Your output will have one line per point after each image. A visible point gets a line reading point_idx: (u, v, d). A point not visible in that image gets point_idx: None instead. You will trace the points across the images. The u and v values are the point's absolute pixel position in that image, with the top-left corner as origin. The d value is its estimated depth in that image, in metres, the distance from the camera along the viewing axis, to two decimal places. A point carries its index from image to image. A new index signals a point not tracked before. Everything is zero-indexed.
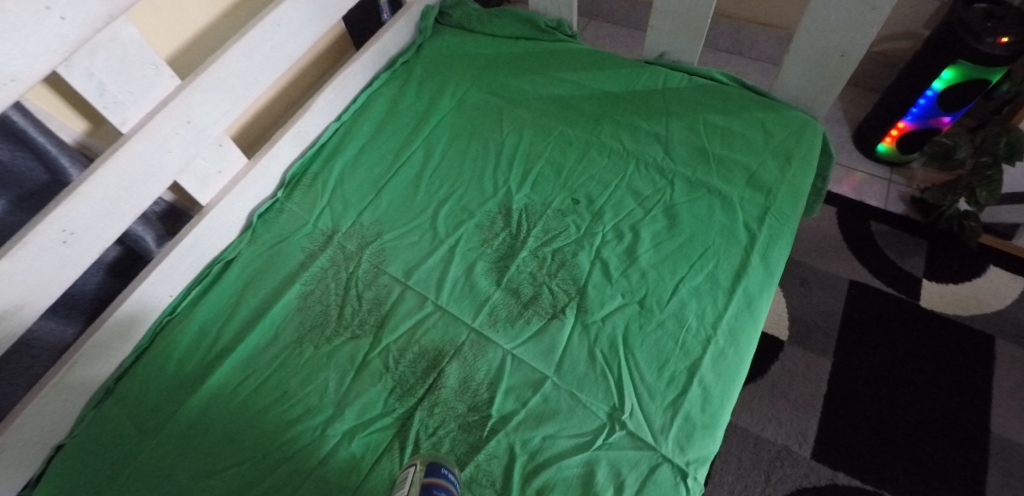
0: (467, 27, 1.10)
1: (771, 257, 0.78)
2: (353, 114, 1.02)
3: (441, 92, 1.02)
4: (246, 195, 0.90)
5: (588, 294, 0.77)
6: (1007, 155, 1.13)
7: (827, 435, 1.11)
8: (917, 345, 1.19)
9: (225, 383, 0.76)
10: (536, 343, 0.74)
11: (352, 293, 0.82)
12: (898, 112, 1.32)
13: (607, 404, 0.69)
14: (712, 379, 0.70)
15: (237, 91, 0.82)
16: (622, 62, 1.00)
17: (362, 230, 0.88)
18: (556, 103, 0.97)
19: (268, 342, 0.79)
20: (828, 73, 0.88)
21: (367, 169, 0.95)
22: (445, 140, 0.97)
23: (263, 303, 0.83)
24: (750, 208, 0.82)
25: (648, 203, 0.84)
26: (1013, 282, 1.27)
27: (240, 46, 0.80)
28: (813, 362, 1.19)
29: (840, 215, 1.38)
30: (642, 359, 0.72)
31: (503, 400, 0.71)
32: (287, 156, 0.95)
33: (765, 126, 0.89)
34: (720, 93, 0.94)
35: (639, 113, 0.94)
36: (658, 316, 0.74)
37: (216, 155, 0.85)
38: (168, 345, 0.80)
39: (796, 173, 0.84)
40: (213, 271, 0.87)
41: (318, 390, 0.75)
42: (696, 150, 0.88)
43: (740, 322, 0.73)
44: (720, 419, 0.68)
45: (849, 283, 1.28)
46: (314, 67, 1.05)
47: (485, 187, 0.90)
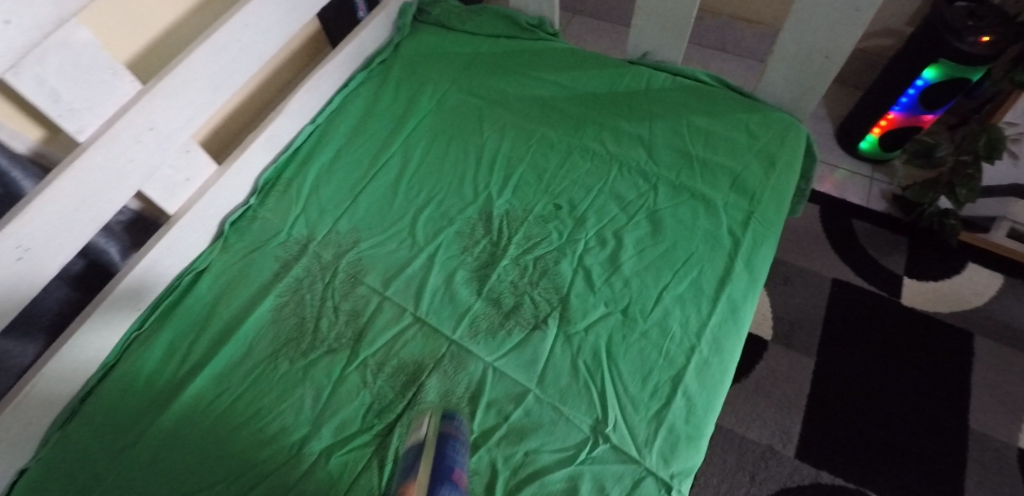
0: (447, 23, 1.07)
1: (755, 263, 0.77)
2: (329, 115, 0.98)
3: (419, 93, 0.99)
4: (216, 202, 0.87)
5: (571, 303, 0.75)
6: (986, 153, 1.14)
7: (810, 434, 1.11)
8: (898, 343, 1.20)
9: (198, 400, 0.74)
10: (517, 355, 0.72)
11: (329, 305, 0.79)
12: (880, 109, 1.32)
13: (590, 417, 0.68)
14: (696, 389, 0.69)
15: (202, 96, 0.79)
16: (605, 63, 0.98)
17: (338, 238, 0.85)
18: (537, 105, 0.95)
19: (241, 357, 0.77)
20: (811, 75, 0.87)
21: (343, 174, 0.92)
22: (424, 143, 0.94)
23: (236, 316, 0.81)
24: (733, 212, 0.81)
25: (631, 208, 0.83)
26: (991, 279, 1.28)
27: (205, 48, 0.76)
28: (796, 361, 1.19)
29: (823, 213, 1.39)
30: (625, 370, 0.70)
31: (484, 414, 0.69)
32: (259, 161, 0.92)
33: (748, 129, 0.88)
34: (704, 94, 0.92)
35: (621, 115, 0.92)
36: (642, 326, 0.73)
37: (182, 163, 0.82)
38: (137, 360, 0.78)
39: (779, 177, 0.84)
40: (184, 282, 0.84)
41: (294, 407, 0.72)
42: (680, 153, 0.87)
43: (724, 330, 0.72)
44: (704, 430, 0.67)
45: (831, 281, 1.28)
46: (287, 67, 1.01)
47: (465, 192, 0.87)
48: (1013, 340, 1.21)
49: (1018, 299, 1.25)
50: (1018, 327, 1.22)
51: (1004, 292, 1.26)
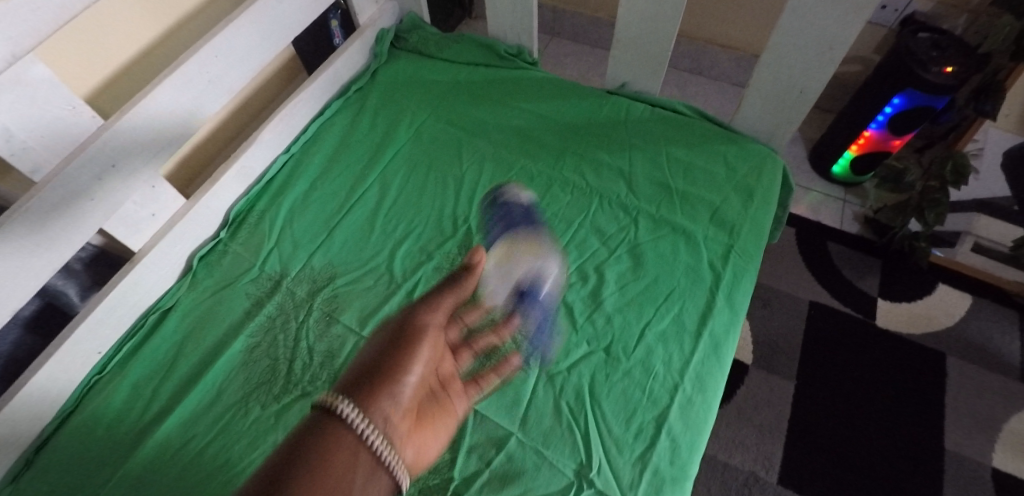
0: (425, 52, 1.05)
1: (736, 298, 0.77)
2: (303, 145, 0.96)
3: (397, 123, 0.98)
4: (184, 237, 0.84)
5: (553, 341, 0.74)
6: (953, 179, 1.18)
7: (792, 459, 1.11)
8: (875, 365, 1.21)
9: (162, 449, 0.70)
10: (498, 396, 0.71)
11: (302, 346, 0.77)
12: (852, 134, 1.35)
13: (575, 461, 0.66)
14: (681, 428, 0.68)
15: (169, 129, 0.76)
16: (584, 93, 0.98)
17: (312, 274, 0.83)
18: (516, 135, 0.94)
19: (209, 402, 0.74)
20: (787, 109, 0.88)
21: (318, 207, 0.89)
22: (402, 175, 0.92)
23: (204, 358, 0.77)
24: (714, 246, 0.81)
25: (612, 242, 0.82)
26: (961, 299, 1.31)
27: (172, 81, 0.73)
28: (776, 386, 1.19)
29: (799, 235, 1.41)
30: (609, 411, 0.69)
31: (465, 460, 0.67)
32: (230, 193, 0.89)
33: (727, 160, 0.89)
34: (682, 125, 0.93)
35: (601, 146, 0.92)
36: (625, 364, 0.72)
37: (147, 199, 0.78)
38: (97, 406, 0.74)
39: (758, 209, 0.84)
40: (148, 322, 0.81)
41: (266, 456, 0.69)
42: (660, 185, 0.87)
43: (707, 367, 0.72)
44: (690, 471, 0.66)
45: (809, 304, 1.30)
46: (259, 95, 0.99)
47: (444, 226, 0.86)
48: (984, 360, 1.23)
49: (987, 319, 1.28)
50: (988, 347, 1.25)
51: (974, 313, 1.29)
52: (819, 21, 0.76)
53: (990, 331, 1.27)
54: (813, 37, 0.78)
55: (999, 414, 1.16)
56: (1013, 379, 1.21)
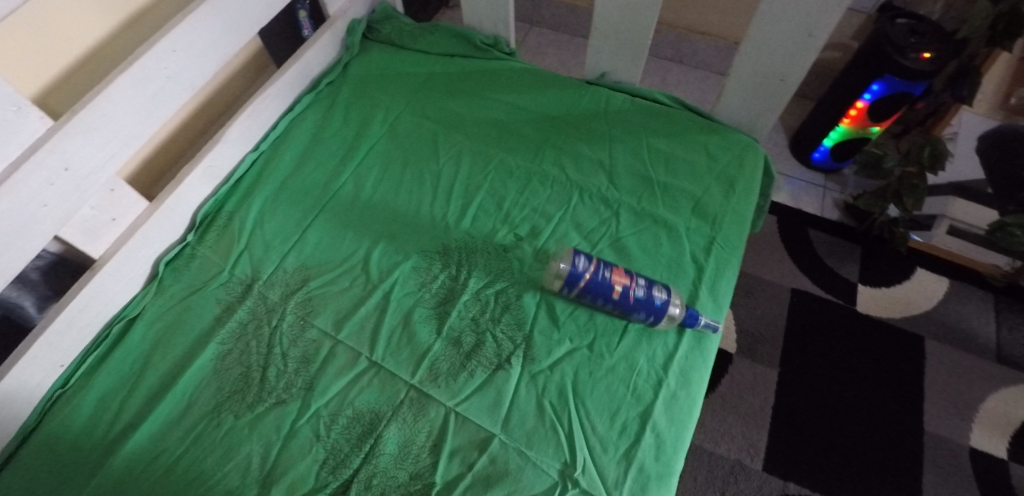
0: (398, 42, 1.01)
1: (719, 290, 0.76)
2: (273, 142, 0.93)
3: (370, 117, 0.94)
4: (148, 242, 0.80)
5: (535, 340, 0.72)
6: (930, 164, 1.18)
7: (776, 446, 1.11)
8: (856, 350, 1.22)
9: (132, 463, 0.68)
10: (480, 397, 0.69)
11: (276, 352, 0.74)
12: (832, 121, 1.35)
13: (559, 461, 0.65)
14: (665, 424, 0.67)
15: (127, 129, 0.72)
16: (563, 83, 0.95)
17: (285, 277, 0.80)
18: (494, 128, 0.92)
19: (180, 414, 0.71)
20: (768, 97, 0.87)
21: (290, 206, 0.86)
22: (376, 171, 0.89)
23: (174, 368, 0.74)
24: (696, 238, 0.80)
25: (594, 236, 0.80)
26: (938, 283, 1.32)
27: (127, 77, 0.70)
28: (760, 374, 1.19)
29: (780, 223, 1.41)
30: (593, 408, 0.68)
31: (447, 464, 0.66)
32: (196, 194, 0.85)
33: (708, 150, 0.87)
34: (663, 115, 0.91)
35: (581, 138, 0.90)
36: (608, 361, 0.71)
37: (105, 202, 0.75)
38: (62, 421, 0.71)
39: (739, 199, 0.83)
40: (114, 332, 0.77)
41: (240, 467, 0.67)
42: (641, 177, 0.85)
43: (691, 361, 0.71)
44: (675, 467, 0.65)
45: (791, 292, 1.30)
46: (225, 91, 0.95)
47: (421, 223, 0.83)
48: (961, 343, 1.25)
49: (964, 302, 1.30)
50: (965, 329, 1.26)
51: (951, 296, 1.31)
52: (799, 7, 0.74)
53: (967, 313, 1.28)
54: (793, 24, 0.77)
55: (976, 395, 1.18)
56: (989, 360, 1.23)
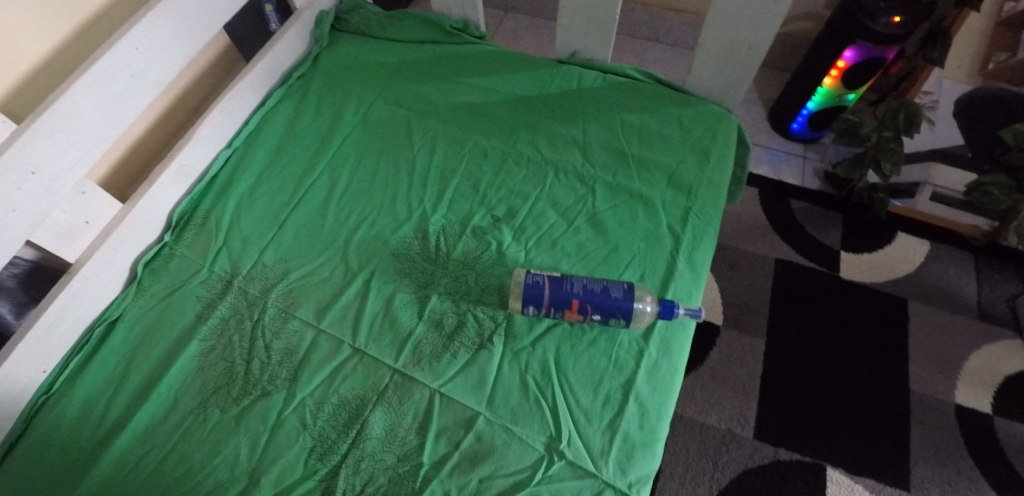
0: (367, 32, 1.01)
1: (697, 259, 0.76)
2: (246, 138, 0.92)
3: (343, 108, 0.94)
4: (125, 243, 0.80)
5: (516, 318, 0.73)
6: (906, 128, 1.19)
7: (766, 413, 1.12)
8: (840, 316, 1.24)
9: (120, 463, 0.68)
10: (464, 377, 0.69)
11: (259, 345, 0.74)
12: (807, 91, 1.36)
13: (544, 435, 0.66)
14: (648, 392, 0.68)
15: (94, 131, 0.72)
16: (534, 64, 0.95)
17: (264, 271, 0.80)
18: (467, 112, 0.92)
19: (166, 412, 0.71)
20: (738, 66, 0.87)
21: (266, 200, 0.86)
22: (352, 161, 0.89)
23: (157, 367, 0.74)
24: (672, 209, 0.80)
25: (570, 213, 0.81)
26: (919, 245, 1.34)
27: (89, 78, 0.69)
28: (747, 344, 1.20)
29: (761, 195, 1.42)
30: (576, 381, 0.68)
31: (434, 445, 0.66)
32: (171, 193, 0.85)
33: (681, 122, 0.88)
34: (635, 90, 0.92)
35: (554, 117, 0.90)
36: (589, 334, 0.71)
37: (77, 205, 0.75)
38: (48, 426, 0.71)
39: (714, 169, 0.84)
40: (95, 335, 0.77)
41: (228, 461, 0.67)
42: (615, 152, 0.86)
43: (671, 330, 0.71)
44: (659, 434, 0.66)
45: (775, 262, 1.31)
46: (195, 90, 0.94)
47: (398, 210, 0.83)
48: (944, 303, 1.26)
49: (945, 263, 1.31)
50: (947, 290, 1.28)
51: (932, 258, 1.32)
52: None
53: (948, 274, 1.30)
54: None
55: (959, 353, 1.20)
56: (971, 318, 1.25)
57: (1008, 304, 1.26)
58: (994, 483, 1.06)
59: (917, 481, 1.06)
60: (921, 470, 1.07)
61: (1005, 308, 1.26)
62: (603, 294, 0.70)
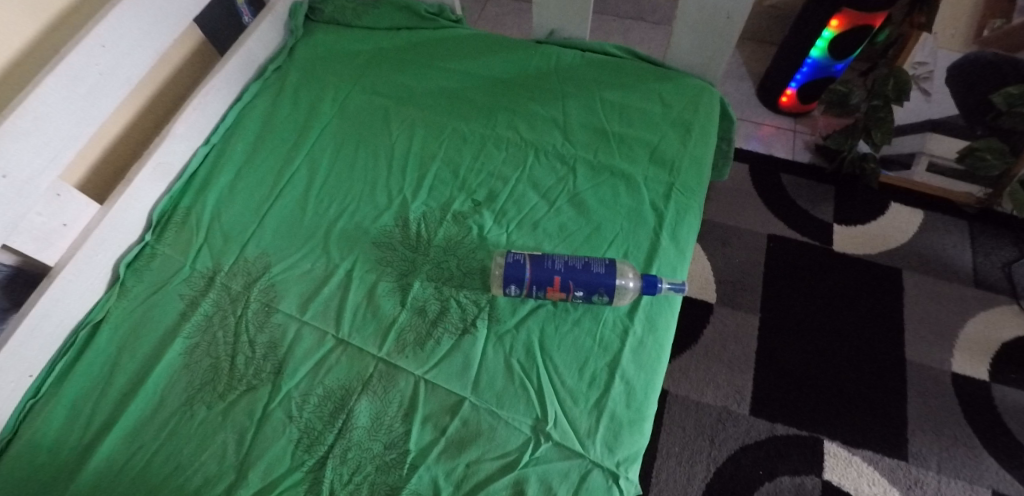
0: (343, 21, 1.00)
1: (681, 235, 0.76)
2: (224, 134, 0.91)
3: (320, 98, 0.93)
4: (105, 244, 0.79)
5: (499, 302, 0.72)
6: (896, 96, 1.18)
7: (762, 390, 1.12)
8: (834, 289, 1.23)
9: (110, 463, 0.68)
10: (448, 363, 0.69)
11: (243, 340, 0.74)
12: (795, 64, 1.34)
13: (531, 417, 0.65)
14: (634, 371, 0.67)
15: (65, 131, 0.71)
16: (511, 46, 0.94)
17: (247, 265, 0.79)
18: (445, 97, 0.91)
19: (153, 410, 0.71)
20: (717, 37, 0.86)
21: (246, 195, 0.86)
22: (330, 152, 0.88)
23: (143, 367, 0.74)
24: (655, 186, 0.79)
25: (551, 194, 0.80)
26: (912, 215, 1.33)
27: (55, 77, 0.69)
28: (741, 321, 1.20)
29: (752, 170, 1.40)
30: (561, 362, 0.68)
31: (420, 431, 0.66)
32: (149, 192, 0.84)
33: (662, 98, 0.87)
34: (614, 67, 0.91)
35: (533, 98, 0.89)
36: (573, 314, 0.71)
37: (53, 208, 0.74)
38: (36, 430, 0.71)
39: (696, 143, 0.83)
40: (80, 338, 0.77)
41: (216, 456, 0.67)
42: (596, 130, 0.85)
43: (656, 307, 0.71)
44: (647, 411, 0.66)
45: (767, 237, 1.30)
46: (170, 88, 0.93)
47: (378, 199, 0.83)
48: (938, 272, 1.25)
49: (940, 232, 1.30)
50: (941, 258, 1.27)
51: (926, 227, 1.31)
52: None
53: (943, 242, 1.29)
54: None
55: (955, 321, 1.19)
56: (967, 286, 1.24)
57: (1003, 270, 1.25)
58: (993, 450, 1.06)
59: (915, 451, 1.06)
60: (919, 439, 1.07)
61: (1001, 274, 1.24)
62: (585, 270, 0.69)
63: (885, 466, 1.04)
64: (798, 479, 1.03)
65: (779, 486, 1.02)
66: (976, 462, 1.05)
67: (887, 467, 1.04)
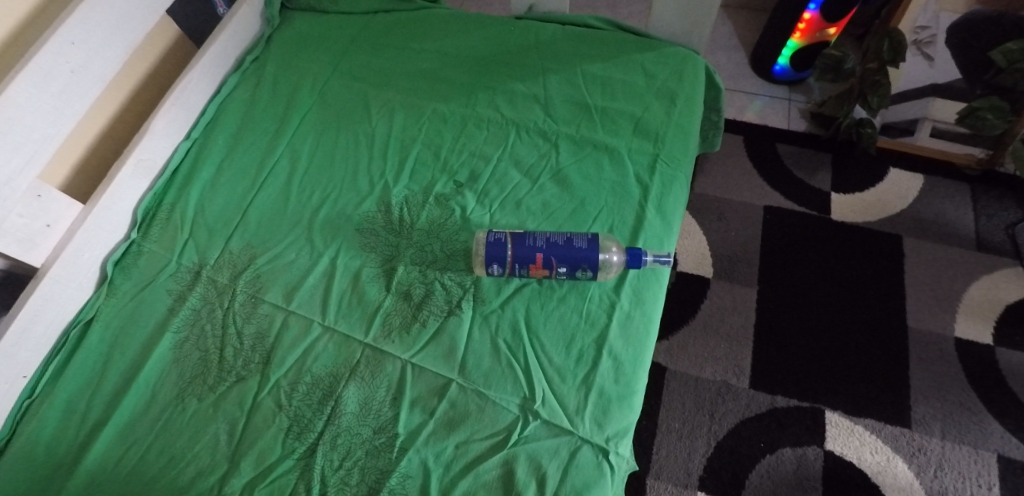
0: (319, 7, 0.99)
1: (667, 206, 0.74)
2: (205, 128, 0.91)
3: (299, 86, 0.93)
4: (90, 243, 0.79)
5: (483, 282, 0.72)
6: (891, 58, 1.17)
7: (762, 363, 1.11)
8: (832, 258, 1.21)
9: (105, 459, 0.67)
10: (434, 346, 0.68)
11: (231, 332, 0.74)
12: (786, 29, 1.31)
13: (518, 396, 0.65)
14: (622, 346, 0.66)
15: (39, 131, 0.71)
16: (489, 25, 0.94)
17: (232, 258, 0.79)
18: (425, 78, 0.91)
19: (145, 405, 0.71)
20: (697, 3, 0.85)
21: (230, 186, 0.85)
22: (312, 139, 0.88)
23: (134, 363, 0.74)
24: (639, 158, 0.78)
25: (534, 171, 0.79)
26: (912, 180, 1.30)
27: (25, 76, 0.68)
28: (739, 294, 1.18)
29: (747, 142, 1.38)
30: (547, 340, 0.67)
31: (408, 415, 0.65)
32: (132, 189, 0.83)
33: (644, 69, 0.86)
34: (593, 40, 0.90)
35: (513, 75, 0.88)
36: (559, 291, 0.70)
37: (35, 209, 0.73)
38: (29, 431, 0.70)
39: (681, 113, 0.82)
40: (72, 337, 0.76)
41: (208, 447, 0.67)
42: (577, 105, 0.84)
43: (643, 281, 0.70)
44: (636, 386, 0.65)
45: (764, 209, 1.28)
46: (146, 85, 0.93)
47: (360, 185, 0.82)
48: (939, 236, 1.23)
49: (941, 196, 1.28)
50: (943, 222, 1.25)
51: (926, 192, 1.28)
52: None
53: (944, 206, 1.26)
54: None
55: (957, 285, 1.18)
56: (970, 250, 1.21)
57: (1007, 232, 1.22)
58: (998, 413, 1.04)
59: (918, 417, 1.04)
60: (923, 406, 1.06)
61: (1004, 236, 1.22)
62: (567, 246, 0.68)
63: (888, 434, 1.03)
64: (800, 450, 1.02)
65: (781, 458, 1.01)
66: (981, 426, 1.03)
67: (890, 435, 1.03)
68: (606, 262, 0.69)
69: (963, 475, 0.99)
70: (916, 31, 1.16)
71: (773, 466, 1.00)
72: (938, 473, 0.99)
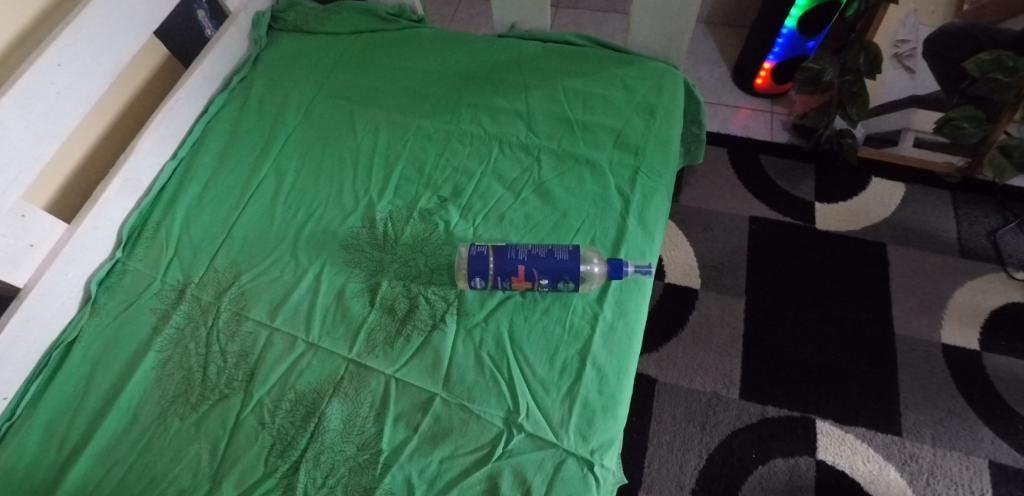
0: (305, 28, 1.02)
1: (648, 217, 0.75)
2: (191, 147, 0.91)
3: (285, 106, 0.94)
4: (74, 263, 0.78)
5: (467, 296, 0.72)
6: (868, 71, 1.19)
7: (751, 373, 1.11)
8: (817, 267, 1.22)
9: (84, 482, 0.66)
10: (418, 360, 0.68)
11: (214, 350, 0.73)
12: (766, 46, 1.34)
13: (502, 409, 0.64)
14: (605, 357, 0.67)
15: (23, 152, 0.71)
16: (471, 44, 0.97)
17: (216, 276, 0.79)
18: (410, 95, 0.92)
19: (127, 426, 0.70)
20: (674, 18, 0.87)
21: (215, 204, 0.85)
22: (297, 157, 0.88)
23: (116, 383, 0.73)
24: (621, 171, 0.79)
25: (516, 185, 0.80)
26: (894, 189, 1.32)
27: (10, 98, 0.69)
28: (726, 305, 1.19)
29: (731, 154, 1.40)
30: (531, 353, 0.67)
31: (392, 431, 0.65)
32: (118, 209, 0.83)
33: (624, 84, 0.87)
34: (574, 56, 0.92)
35: (496, 91, 0.90)
36: (542, 303, 0.70)
37: (18, 229, 0.72)
38: (8, 455, 0.69)
39: (661, 126, 0.83)
40: (53, 358, 0.75)
41: (190, 467, 0.66)
42: (559, 119, 0.85)
43: (626, 292, 0.70)
44: (620, 397, 0.65)
45: (750, 219, 1.29)
46: (131, 106, 0.94)
47: (345, 201, 0.83)
48: (923, 244, 1.24)
49: (923, 204, 1.30)
50: (925, 230, 1.26)
51: (908, 200, 1.30)
52: None
53: (926, 214, 1.28)
54: None
55: (942, 292, 1.19)
56: (953, 256, 1.23)
57: (989, 238, 1.24)
58: (987, 419, 1.05)
59: (908, 425, 1.04)
60: (912, 413, 1.06)
61: (987, 242, 1.24)
62: (549, 257, 0.69)
63: (879, 442, 1.03)
64: (792, 460, 1.02)
65: (773, 469, 1.01)
66: (971, 433, 1.03)
67: (881, 443, 1.03)
68: (589, 274, 0.70)
69: (955, 483, 0.99)
70: (899, 44, 1.18)
71: (765, 477, 1.00)
72: (930, 481, 0.99)
